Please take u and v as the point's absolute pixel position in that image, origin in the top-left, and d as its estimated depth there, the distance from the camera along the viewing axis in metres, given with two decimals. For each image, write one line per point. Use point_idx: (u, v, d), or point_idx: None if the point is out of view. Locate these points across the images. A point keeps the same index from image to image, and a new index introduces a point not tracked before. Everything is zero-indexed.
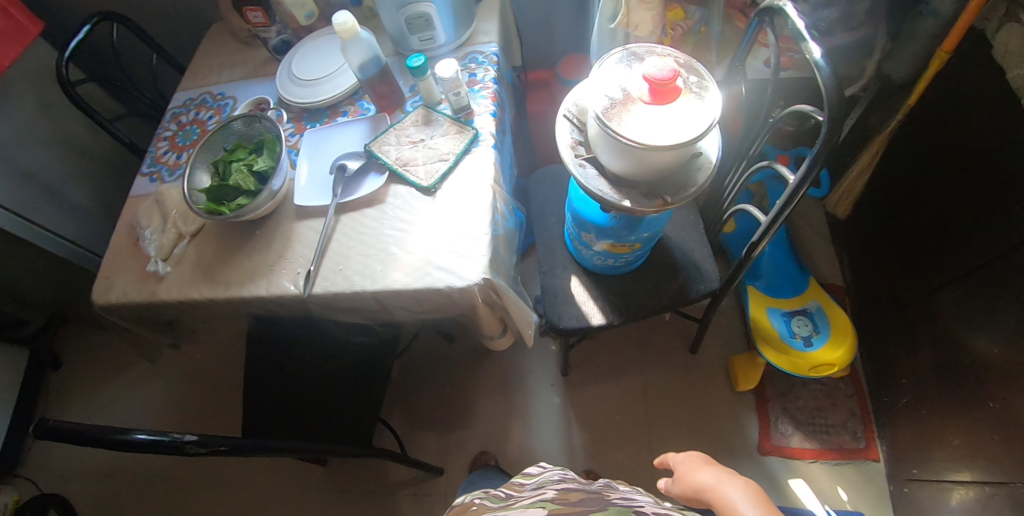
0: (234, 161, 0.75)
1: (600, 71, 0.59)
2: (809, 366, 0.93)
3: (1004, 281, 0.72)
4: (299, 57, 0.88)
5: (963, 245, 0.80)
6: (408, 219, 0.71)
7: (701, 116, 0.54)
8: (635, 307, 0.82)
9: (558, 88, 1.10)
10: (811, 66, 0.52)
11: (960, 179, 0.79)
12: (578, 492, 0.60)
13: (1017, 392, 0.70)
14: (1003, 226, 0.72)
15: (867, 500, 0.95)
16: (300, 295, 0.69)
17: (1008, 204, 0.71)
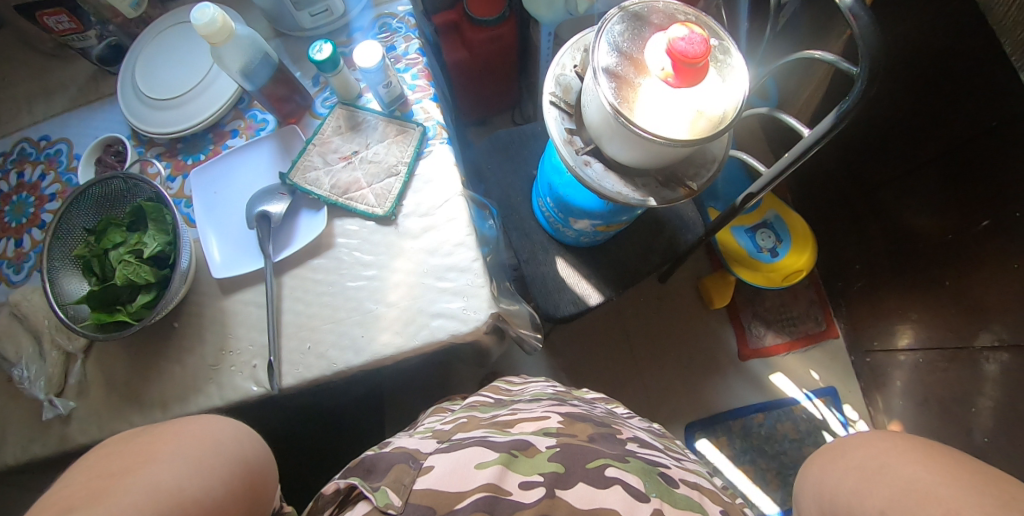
0: (112, 248, 0.55)
1: (599, 47, 0.49)
2: (783, 276, 0.98)
3: (956, 177, 0.77)
4: (149, 68, 0.66)
5: (910, 142, 0.83)
6: (374, 262, 0.58)
7: (726, 97, 0.48)
8: (629, 274, 0.77)
9: (468, 29, 0.92)
10: (842, 12, 0.48)
11: (904, 77, 0.80)
12: (585, 425, 0.52)
13: (971, 273, 0.78)
14: (952, 122, 0.75)
15: (834, 374, 1.06)
16: (269, 394, 0.55)
17: (957, 102, 0.74)
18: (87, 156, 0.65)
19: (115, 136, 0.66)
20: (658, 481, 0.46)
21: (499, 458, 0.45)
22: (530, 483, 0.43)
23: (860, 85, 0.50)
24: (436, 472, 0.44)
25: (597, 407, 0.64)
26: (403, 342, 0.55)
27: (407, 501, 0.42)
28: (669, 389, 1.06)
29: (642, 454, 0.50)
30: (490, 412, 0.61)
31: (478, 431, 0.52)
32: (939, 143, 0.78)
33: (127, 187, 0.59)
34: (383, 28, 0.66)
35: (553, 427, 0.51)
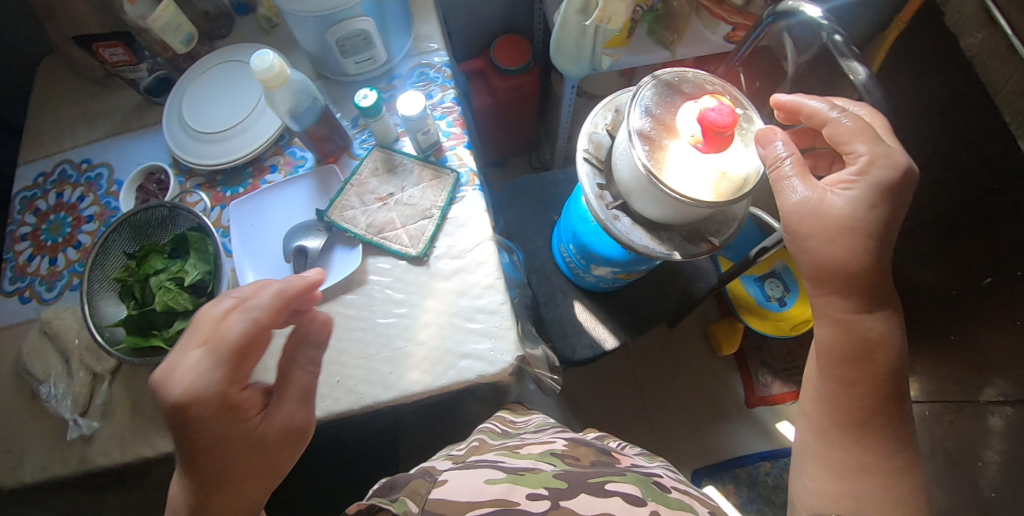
0: (153, 274, 0.57)
1: (635, 111, 0.52)
2: (792, 325, 0.98)
3: (978, 225, 0.84)
4: (196, 104, 0.69)
5: (926, 198, 0.91)
6: (405, 300, 0.60)
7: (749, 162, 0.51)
8: (645, 321, 0.78)
9: (494, 76, 0.96)
10: (858, 88, 0.52)
11: (924, 137, 0.89)
12: (589, 451, 0.56)
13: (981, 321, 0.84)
14: (975, 176, 0.83)
15: None
16: None
17: (974, 159, 0.82)
18: (130, 183, 0.67)
19: (157, 165, 0.68)
20: (652, 488, 0.48)
21: (507, 477, 0.46)
22: (537, 496, 0.42)
23: None
24: (450, 485, 0.45)
25: (598, 437, 0.65)
26: (429, 380, 0.56)
27: (423, 507, 0.42)
28: (676, 433, 1.05)
29: (637, 470, 0.53)
30: (500, 440, 0.61)
31: (489, 455, 0.54)
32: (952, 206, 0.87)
33: (171, 216, 0.61)
34: (420, 77, 0.70)
35: (558, 449, 0.54)
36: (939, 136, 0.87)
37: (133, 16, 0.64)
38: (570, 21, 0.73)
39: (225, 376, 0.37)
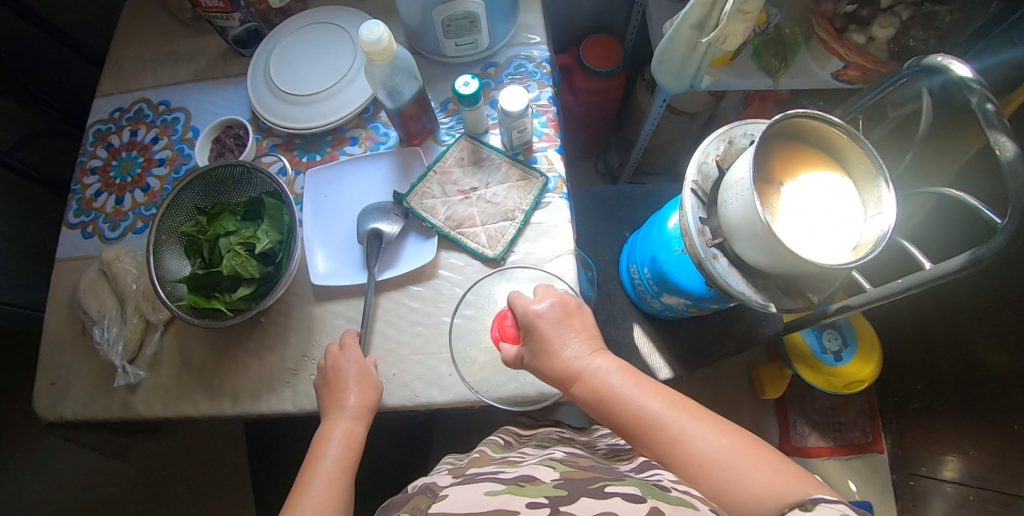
0: (223, 235, 0.55)
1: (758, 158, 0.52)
2: (844, 382, 0.95)
3: None
4: (284, 62, 0.66)
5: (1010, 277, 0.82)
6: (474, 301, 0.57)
7: (868, 234, 0.50)
8: (703, 357, 0.75)
9: (580, 76, 0.93)
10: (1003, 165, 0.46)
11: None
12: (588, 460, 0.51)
13: None
14: None
15: (873, 490, 1.03)
16: None
17: None
18: (207, 134, 0.65)
19: (235, 119, 0.66)
20: (651, 486, 0.41)
21: (507, 488, 0.41)
22: (536, 504, 0.38)
23: (1000, 239, 0.48)
24: (449, 499, 0.41)
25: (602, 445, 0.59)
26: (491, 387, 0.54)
27: None
28: None
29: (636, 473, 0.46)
30: (501, 452, 0.56)
31: (489, 466, 0.49)
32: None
33: (247, 177, 0.59)
34: (518, 69, 0.67)
35: (557, 458, 0.50)
36: None
37: None
38: (683, 34, 0.69)
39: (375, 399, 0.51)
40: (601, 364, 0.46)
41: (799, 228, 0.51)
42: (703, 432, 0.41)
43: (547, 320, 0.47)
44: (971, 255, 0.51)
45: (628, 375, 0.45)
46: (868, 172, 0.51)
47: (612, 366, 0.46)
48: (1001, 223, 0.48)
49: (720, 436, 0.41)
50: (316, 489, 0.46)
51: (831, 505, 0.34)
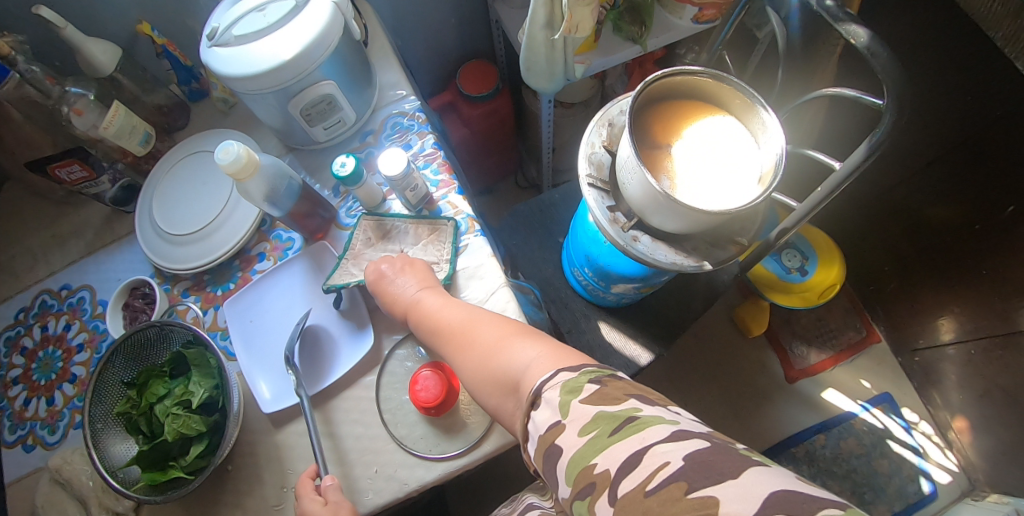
0: (158, 402, 0.53)
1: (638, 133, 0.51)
2: (818, 293, 0.95)
3: (983, 155, 0.81)
4: (165, 205, 0.65)
5: (924, 133, 0.87)
6: None
7: (768, 161, 0.49)
8: (675, 327, 0.75)
9: (466, 106, 0.93)
10: (863, 52, 0.50)
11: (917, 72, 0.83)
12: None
13: (1014, 258, 0.81)
14: (975, 105, 0.78)
15: (886, 380, 1.05)
16: None
17: (969, 86, 0.78)
18: (115, 303, 0.62)
19: (139, 278, 0.63)
20: None
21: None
22: None
23: (887, 118, 0.51)
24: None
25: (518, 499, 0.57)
26: (472, 448, 0.53)
27: None
28: (723, 425, 1.02)
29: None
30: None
31: None
32: (951, 143, 0.84)
33: (163, 333, 0.56)
34: (395, 128, 0.67)
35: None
36: (926, 68, 0.82)
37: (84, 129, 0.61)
38: (537, 37, 0.69)
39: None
40: (429, 297, 0.52)
41: (703, 181, 0.50)
42: (483, 333, 0.47)
43: (387, 277, 0.54)
44: (869, 143, 0.54)
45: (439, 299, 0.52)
46: (743, 104, 0.50)
47: (432, 297, 0.52)
48: (881, 102, 0.51)
49: (497, 336, 0.46)
50: None
51: (554, 387, 0.36)
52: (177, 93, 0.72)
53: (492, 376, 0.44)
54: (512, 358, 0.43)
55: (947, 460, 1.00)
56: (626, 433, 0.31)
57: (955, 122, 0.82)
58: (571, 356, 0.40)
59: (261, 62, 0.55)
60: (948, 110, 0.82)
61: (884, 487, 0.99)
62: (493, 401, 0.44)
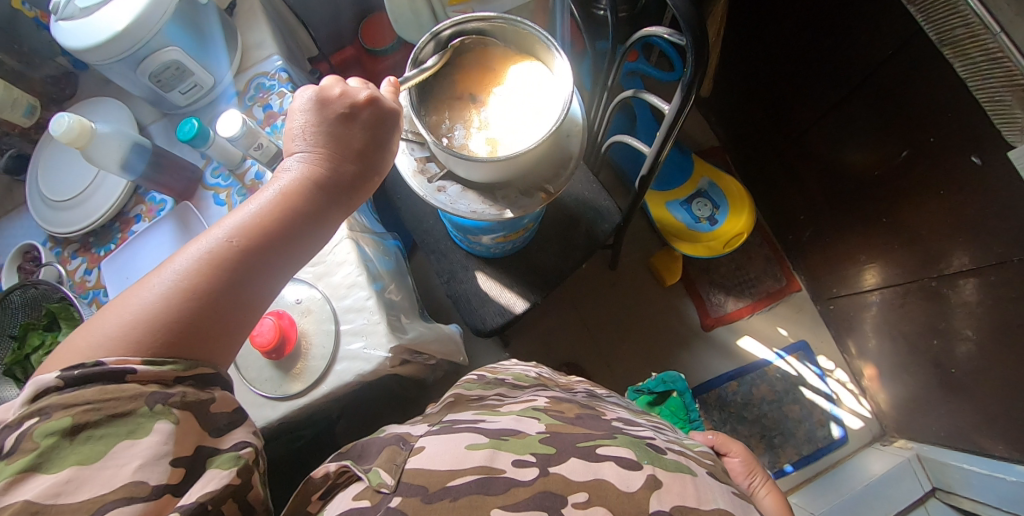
0: (32, 353, 0.59)
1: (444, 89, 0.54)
2: (723, 242, 0.98)
3: (882, 98, 0.76)
4: (49, 174, 0.69)
5: (828, 75, 0.84)
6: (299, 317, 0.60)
7: (555, 109, 0.50)
8: (550, 276, 0.78)
9: (367, 62, 0.94)
10: None
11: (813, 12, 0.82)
12: (572, 406, 0.54)
13: (910, 205, 0.79)
14: (869, 43, 0.74)
15: (804, 328, 1.09)
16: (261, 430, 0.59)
17: (865, 22, 0.74)
18: (9, 265, 0.67)
19: (30, 242, 0.68)
20: (647, 450, 0.44)
21: (490, 442, 0.42)
22: (522, 463, 0.39)
23: (690, 53, 0.50)
24: (427, 451, 0.41)
25: (581, 393, 0.66)
26: (311, 388, 0.58)
27: (398, 479, 0.38)
28: (640, 371, 1.06)
29: (628, 431, 0.49)
30: (476, 392, 0.63)
31: (468, 415, 0.51)
32: (852, 84, 0.80)
33: (39, 293, 0.62)
34: (258, 88, 0.69)
35: (540, 406, 0.53)
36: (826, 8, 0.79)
37: None
38: None
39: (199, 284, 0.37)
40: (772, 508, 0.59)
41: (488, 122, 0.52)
42: None
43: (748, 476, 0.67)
44: (685, 85, 0.53)
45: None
46: (541, 48, 0.52)
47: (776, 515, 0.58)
48: (685, 39, 0.50)
49: None
50: (143, 298, 0.36)
51: None
52: (63, 64, 0.74)
53: None
54: None
55: (860, 406, 1.04)
56: None
57: (852, 62, 0.78)
58: None
59: (94, 32, 0.56)
60: (847, 48, 0.78)
61: (794, 432, 1.03)
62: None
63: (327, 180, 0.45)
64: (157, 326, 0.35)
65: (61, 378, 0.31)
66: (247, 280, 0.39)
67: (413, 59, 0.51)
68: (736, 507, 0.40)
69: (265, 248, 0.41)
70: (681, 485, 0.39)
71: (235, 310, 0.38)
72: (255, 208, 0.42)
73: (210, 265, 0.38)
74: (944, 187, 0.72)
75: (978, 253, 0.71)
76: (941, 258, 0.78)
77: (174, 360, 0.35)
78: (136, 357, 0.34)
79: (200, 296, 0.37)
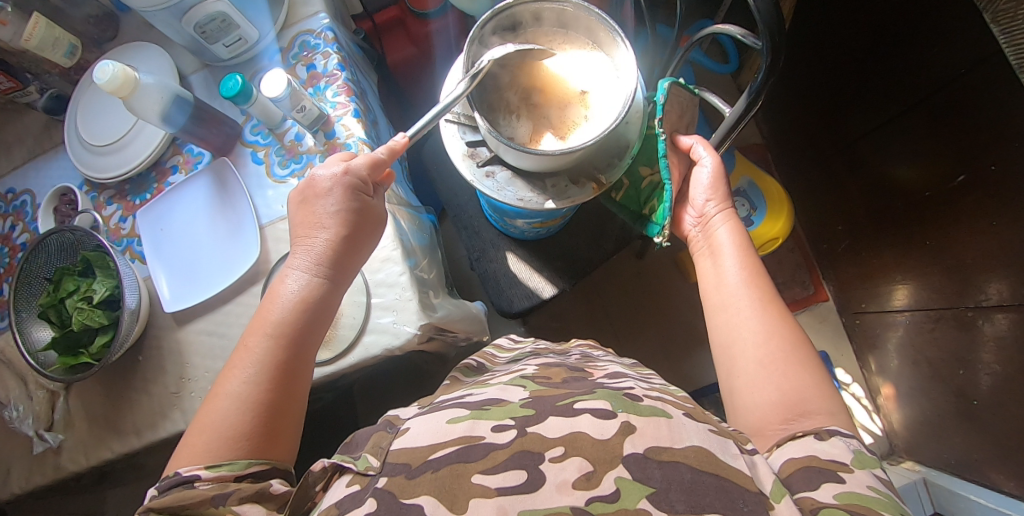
0: (66, 297, 0.60)
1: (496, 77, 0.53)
2: (757, 245, 0.99)
3: (947, 116, 0.73)
4: (89, 117, 0.68)
5: (894, 84, 0.80)
6: None
7: (613, 107, 0.50)
8: (581, 265, 0.77)
9: (413, 24, 0.90)
10: None
11: (889, 15, 0.78)
12: (560, 370, 0.52)
13: (957, 231, 0.76)
14: (946, 50, 0.70)
15: (826, 338, 1.10)
16: None
17: (943, 32, 0.70)
18: (45, 206, 0.67)
19: (66, 185, 0.68)
20: (623, 398, 0.41)
21: (472, 413, 0.41)
22: (502, 427, 0.38)
23: (765, 58, 0.47)
24: (412, 433, 0.40)
25: (574, 356, 0.64)
26: (339, 359, 0.58)
27: (384, 463, 0.37)
28: (655, 363, 1.06)
29: (609, 384, 0.47)
30: (473, 376, 0.61)
31: (458, 393, 0.50)
32: (919, 97, 0.77)
33: (71, 239, 0.61)
34: (303, 47, 0.67)
35: (528, 375, 0.51)
36: (907, 10, 0.75)
37: (7, 39, 0.62)
38: None
39: (254, 387, 0.44)
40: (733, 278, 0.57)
41: (523, 90, 0.53)
42: (744, 322, 0.53)
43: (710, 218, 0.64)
44: (753, 89, 0.52)
45: (754, 290, 0.55)
46: (607, 37, 0.51)
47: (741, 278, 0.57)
48: (759, 44, 0.48)
49: (764, 356, 0.50)
50: (216, 416, 0.43)
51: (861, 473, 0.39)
52: (105, 5, 0.72)
53: (774, 386, 0.48)
54: (810, 392, 0.47)
55: (872, 423, 1.05)
56: (876, 490, 0.37)
57: (925, 76, 0.75)
58: (793, 374, 0.48)
59: None
60: (918, 58, 0.75)
61: None
62: (754, 401, 0.49)
63: (332, 256, 0.51)
64: (223, 435, 0.42)
65: (158, 488, 0.40)
66: (292, 368, 0.47)
67: (469, 40, 0.50)
68: (711, 444, 0.37)
69: (296, 335, 0.47)
70: (654, 427, 0.38)
71: (286, 395, 0.46)
72: (289, 298, 0.48)
73: (256, 373, 0.45)
74: (997, 219, 0.69)
75: (1020, 290, 0.69)
76: (977, 289, 0.76)
77: (235, 459, 0.41)
78: (202, 463, 0.41)
79: (257, 401, 0.44)
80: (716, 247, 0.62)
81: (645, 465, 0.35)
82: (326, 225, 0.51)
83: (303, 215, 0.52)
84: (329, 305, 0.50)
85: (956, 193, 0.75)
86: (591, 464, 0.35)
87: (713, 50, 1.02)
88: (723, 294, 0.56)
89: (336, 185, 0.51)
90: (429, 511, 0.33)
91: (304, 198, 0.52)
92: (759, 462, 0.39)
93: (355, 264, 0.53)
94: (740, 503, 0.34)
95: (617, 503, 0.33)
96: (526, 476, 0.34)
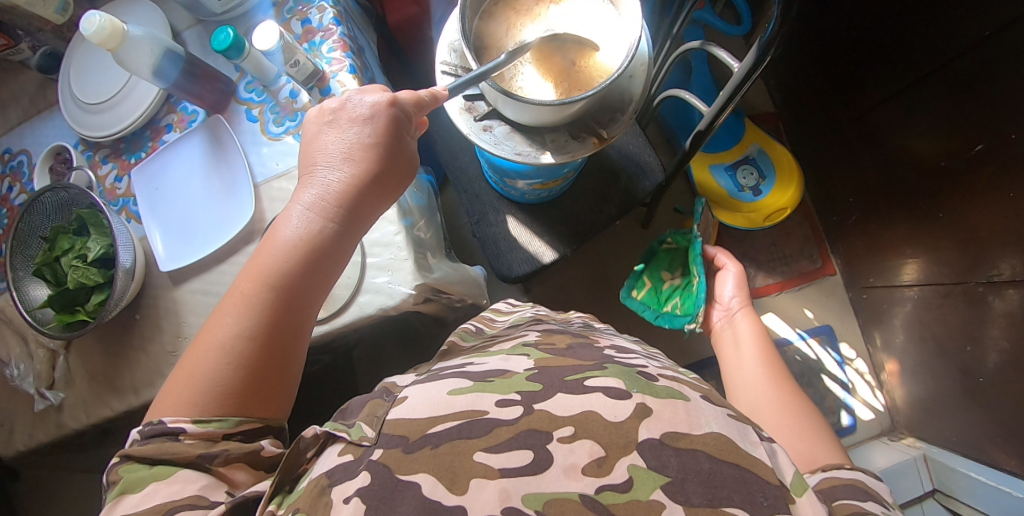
0: (62, 255, 0.59)
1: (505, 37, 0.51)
2: (764, 215, 0.96)
3: (972, 81, 0.70)
4: (82, 75, 0.67)
5: (918, 47, 0.77)
6: None
7: (619, 54, 0.48)
8: (582, 230, 0.75)
9: None
10: None
11: None
12: (564, 336, 0.52)
13: (978, 204, 0.73)
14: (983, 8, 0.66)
15: (832, 313, 1.07)
16: None
17: None
18: (41, 165, 0.67)
19: (61, 144, 0.67)
20: (637, 378, 0.40)
21: (475, 385, 0.39)
22: (507, 402, 0.37)
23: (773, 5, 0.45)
24: (410, 402, 0.39)
25: (578, 325, 0.63)
26: (331, 318, 0.57)
27: (379, 433, 0.36)
28: (658, 333, 1.04)
29: (619, 359, 0.45)
30: (473, 340, 0.60)
31: (457, 360, 0.49)
32: (943, 59, 0.73)
33: (65, 197, 0.61)
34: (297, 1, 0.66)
35: (531, 341, 0.50)
36: None
37: None
38: None
39: (245, 336, 0.43)
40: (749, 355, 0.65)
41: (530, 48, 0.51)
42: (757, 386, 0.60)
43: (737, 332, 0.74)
44: (762, 40, 0.49)
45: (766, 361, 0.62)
46: None
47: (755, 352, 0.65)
48: None
49: (778, 412, 0.55)
50: (203, 359, 0.42)
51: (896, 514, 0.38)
52: None
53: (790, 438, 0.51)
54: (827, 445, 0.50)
55: (873, 399, 1.04)
56: None
57: (951, 36, 0.72)
58: (812, 432, 0.51)
59: None
60: (948, 18, 0.72)
61: None
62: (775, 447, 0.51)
63: (344, 206, 0.48)
64: (208, 384, 0.41)
65: (141, 431, 0.40)
66: (286, 319, 0.45)
67: None
68: (732, 432, 0.37)
69: (292, 282, 0.45)
70: (672, 411, 0.37)
71: (277, 349, 0.44)
72: (290, 241, 0.46)
73: (244, 319, 0.43)
74: (1015, 189, 0.67)
75: None
76: (989, 264, 0.73)
77: (225, 416, 0.41)
78: (189, 415, 0.40)
79: (242, 351, 0.42)
80: (737, 336, 0.71)
81: (661, 453, 0.34)
82: (341, 168, 0.49)
83: (314, 152, 0.50)
84: (336, 253, 0.48)
85: (976, 164, 0.72)
86: (604, 449, 0.34)
87: (725, 13, 0.98)
88: (740, 365, 0.64)
89: (365, 121, 0.49)
90: (427, 490, 0.31)
91: (332, 125, 0.50)
92: (778, 451, 0.38)
93: (365, 219, 0.50)
94: (760, 497, 0.33)
95: (630, 494, 0.32)
96: (532, 457, 0.33)
